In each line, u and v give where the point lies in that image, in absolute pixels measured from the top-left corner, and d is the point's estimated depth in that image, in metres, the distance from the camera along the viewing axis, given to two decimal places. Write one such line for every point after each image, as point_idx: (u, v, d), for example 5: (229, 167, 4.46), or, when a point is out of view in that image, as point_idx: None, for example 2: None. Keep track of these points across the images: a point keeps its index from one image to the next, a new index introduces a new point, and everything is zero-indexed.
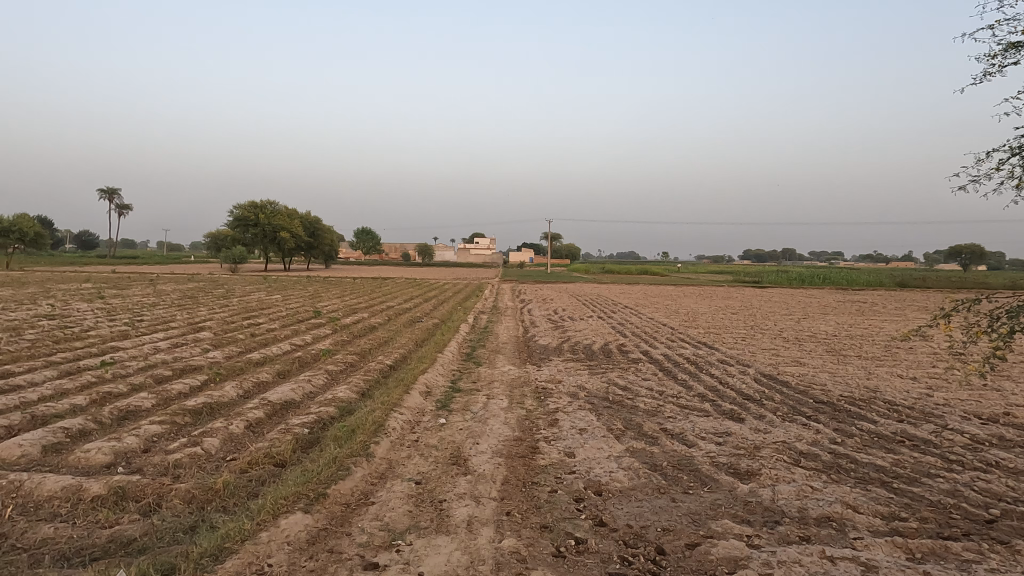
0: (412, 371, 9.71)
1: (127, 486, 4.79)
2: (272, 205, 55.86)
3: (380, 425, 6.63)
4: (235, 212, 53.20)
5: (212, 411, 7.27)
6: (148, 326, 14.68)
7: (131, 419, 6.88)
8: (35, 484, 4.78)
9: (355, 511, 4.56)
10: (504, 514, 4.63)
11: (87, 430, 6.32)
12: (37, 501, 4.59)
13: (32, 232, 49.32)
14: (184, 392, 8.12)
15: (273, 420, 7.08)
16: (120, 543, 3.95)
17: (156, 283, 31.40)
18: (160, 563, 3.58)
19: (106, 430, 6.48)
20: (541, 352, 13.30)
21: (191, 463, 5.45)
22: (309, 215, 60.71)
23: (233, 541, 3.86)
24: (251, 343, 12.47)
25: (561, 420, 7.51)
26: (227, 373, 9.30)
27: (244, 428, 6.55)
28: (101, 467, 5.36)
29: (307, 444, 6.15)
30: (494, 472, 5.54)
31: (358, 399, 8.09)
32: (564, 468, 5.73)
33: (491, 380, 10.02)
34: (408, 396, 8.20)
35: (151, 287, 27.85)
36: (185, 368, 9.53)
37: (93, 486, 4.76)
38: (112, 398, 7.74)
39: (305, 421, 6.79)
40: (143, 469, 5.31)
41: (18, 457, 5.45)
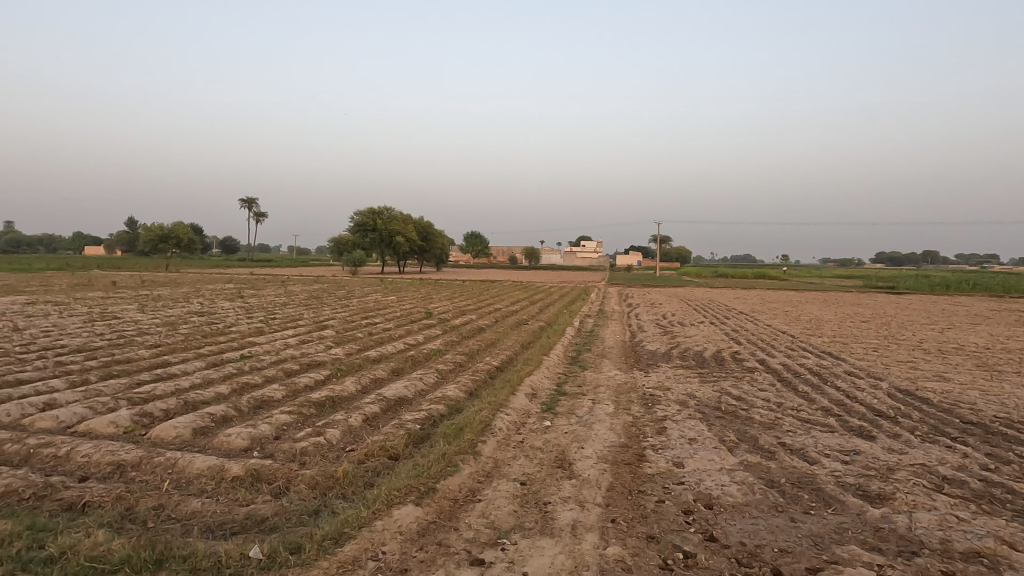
0: (518, 374, 9.83)
1: (261, 469, 5.26)
2: (389, 211, 58.93)
3: (487, 425, 6.79)
4: (355, 218, 56.85)
5: (334, 404, 7.80)
6: (280, 324, 16.06)
7: (265, 408, 7.55)
8: (187, 462, 5.39)
9: (463, 507, 4.70)
10: (609, 521, 4.56)
11: (229, 416, 7.02)
12: (188, 476, 5.17)
13: (186, 237, 55.20)
14: (310, 385, 8.79)
15: (388, 414, 7.47)
16: (256, 521, 4.34)
17: (288, 283, 35.10)
18: (289, 542, 3.88)
19: (244, 416, 7.16)
20: (650, 357, 12.98)
21: (316, 452, 5.88)
22: (421, 220, 63.46)
23: (351, 527, 4.11)
24: (369, 341, 13.25)
25: (669, 429, 7.28)
26: (347, 369, 9.94)
27: (362, 421, 6.96)
28: (240, 450, 5.92)
29: (418, 439, 6.42)
30: (599, 478, 5.47)
31: (466, 399, 8.31)
32: (672, 478, 5.55)
33: (597, 384, 9.92)
34: (515, 398, 8.30)
35: (281, 287, 31.01)
36: (311, 363, 10.31)
37: (233, 467, 5.28)
38: (250, 388, 8.56)
39: (417, 417, 7.10)
40: (275, 454, 5.81)
41: (174, 437, 6.17)
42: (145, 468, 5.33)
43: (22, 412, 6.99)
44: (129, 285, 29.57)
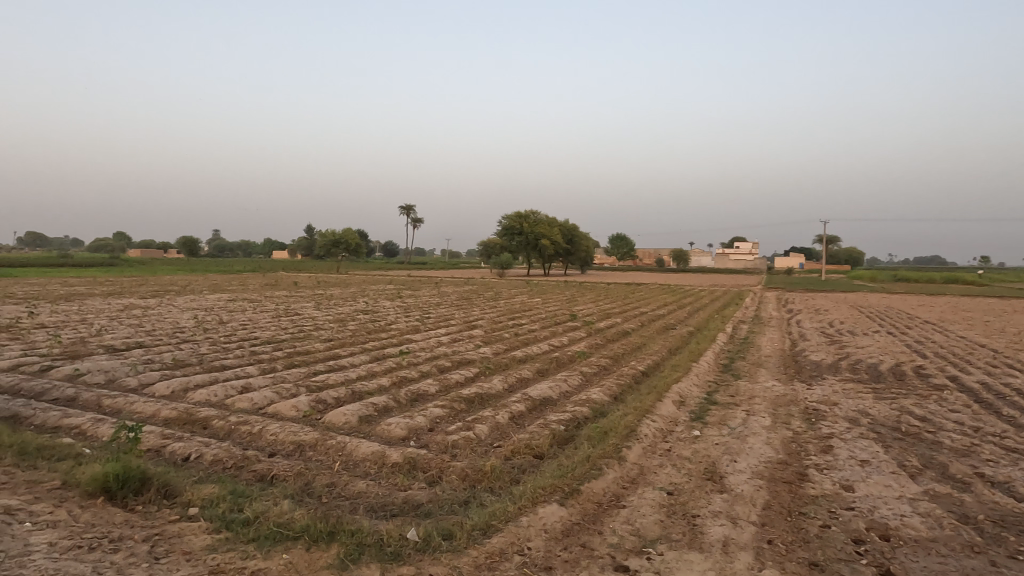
0: (665, 380, 9.52)
1: (417, 458, 5.64)
2: (536, 214, 60.16)
3: (632, 430, 6.66)
4: (503, 222, 58.82)
5: (483, 400, 8.13)
6: (434, 323, 17.10)
7: (420, 401, 8.08)
8: (354, 446, 5.93)
9: (607, 511, 4.66)
10: (765, 542, 4.26)
11: (390, 406, 7.62)
12: (355, 459, 5.70)
13: (355, 242, 60.61)
14: (461, 381, 9.25)
15: (533, 414, 7.63)
16: (412, 505, 4.66)
17: (441, 285, 37.26)
18: (442, 528, 4.11)
19: (402, 407, 7.73)
20: (813, 368, 11.89)
21: (466, 445, 6.18)
22: (567, 222, 63.82)
23: (498, 520, 4.25)
24: (515, 341, 13.63)
25: (837, 448, 6.62)
26: (495, 368, 10.31)
27: (509, 419, 7.18)
28: (399, 439, 6.40)
29: (562, 440, 6.48)
30: (754, 495, 5.12)
31: (611, 402, 8.22)
32: (840, 502, 5.04)
33: (752, 395, 9.30)
34: (661, 404, 8.05)
35: (437, 288, 33.41)
36: (462, 361, 10.85)
37: (393, 454, 5.72)
38: (408, 381, 9.22)
39: (561, 418, 7.16)
40: (429, 445, 6.20)
41: (344, 422, 6.83)
42: (320, 449, 5.97)
43: (227, 393, 8.17)
44: (309, 285, 33.22)
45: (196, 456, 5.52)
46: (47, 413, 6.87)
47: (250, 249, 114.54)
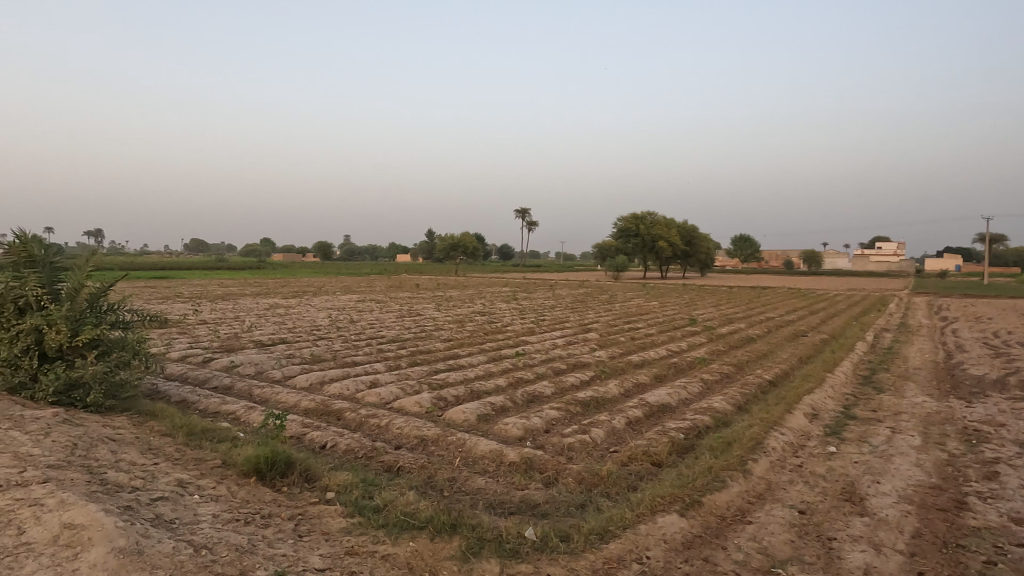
0: (795, 391, 8.89)
1: (534, 459, 5.71)
2: (653, 216, 58.71)
3: (759, 443, 6.29)
4: (619, 224, 58.01)
5: (598, 404, 8.07)
6: (549, 325, 17.22)
7: (536, 402, 8.18)
8: (473, 444, 6.13)
9: (731, 526, 4.44)
10: (915, 574, 3.85)
11: (506, 406, 7.79)
12: (475, 456, 5.89)
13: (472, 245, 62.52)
14: (576, 384, 9.24)
15: (651, 420, 7.44)
16: (530, 505, 4.73)
17: (556, 287, 37.38)
18: (559, 529, 4.14)
19: (519, 408, 7.87)
20: (973, 383, 10.56)
21: (582, 448, 6.16)
22: (685, 223, 61.57)
23: (616, 526, 4.20)
24: (631, 345, 13.38)
25: (1004, 475, 5.82)
26: (610, 372, 10.18)
27: (625, 424, 7.06)
28: (516, 438, 6.52)
29: (682, 449, 6.27)
30: (901, 521, 4.65)
31: (734, 412, 7.83)
32: (1008, 536, 4.44)
33: (897, 411, 8.43)
34: (791, 416, 7.54)
35: (552, 291, 33.63)
36: (577, 364, 10.83)
37: (510, 454, 5.84)
38: (524, 382, 9.36)
39: (680, 426, 6.93)
40: (546, 446, 6.26)
41: (464, 420, 7.08)
42: (441, 444, 6.23)
43: (357, 387, 8.78)
44: (430, 287, 34.77)
45: (331, 445, 5.98)
46: (209, 400, 7.76)
47: (377, 252, 121.86)
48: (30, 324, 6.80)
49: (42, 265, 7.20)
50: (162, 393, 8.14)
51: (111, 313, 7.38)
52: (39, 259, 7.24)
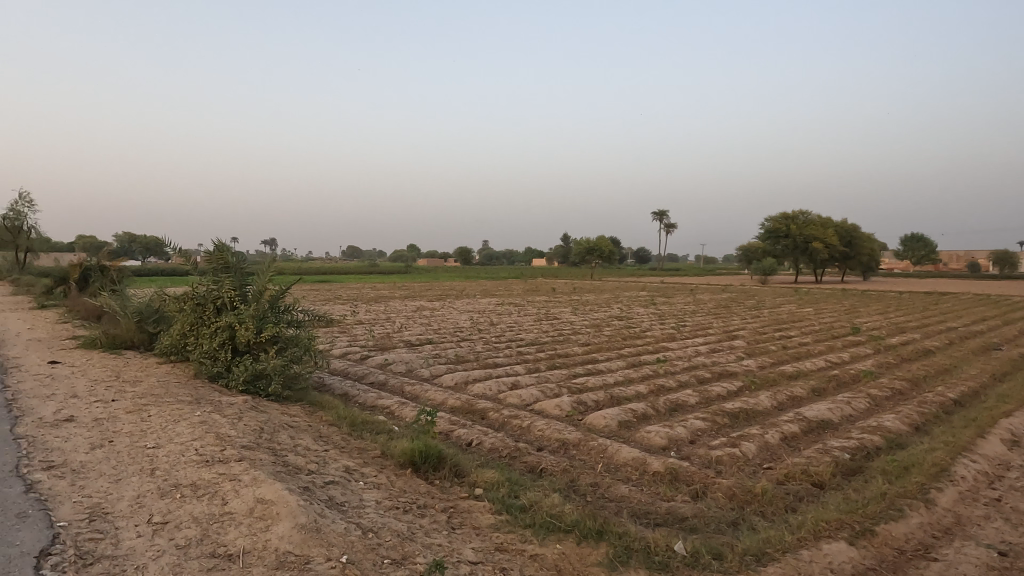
0: (988, 412, 7.71)
1: (680, 470, 5.50)
2: (806, 215, 54.28)
3: (943, 469, 5.54)
4: (766, 225, 54.38)
5: (748, 417, 7.58)
6: (691, 331, 16.52)
7: (680, 411, 7.87)
8: (615, 450, 6.05)
9: (912, 562, 3.95)
10: None
11: (648, 414, 7.59)
12: (617, 463, 5.81)
13: (608, 249, 61.96)
14: (723, 394, 8.76)
15: (809, 437, 6.85)
16: (676, 518, 4.56)
17: (698, 292, 35.79)
18: (710, 546, 3.94)
19: (661, 416, 7.63)
20: None
21: (731, 463, 5.83)
22: (844, 222, 56.15)
23: (773, 549, 3.92)
24: (784, 355, 12.42)
25: None
26: (761, 383, 9.52)
27: (780, 440, 6.57)
28: (659, 448, 6.33)
29: (848, 470, 5.69)
30: None
31: (910, 433, 6.96)
32: None
33: None
34: (983, 442, 6.54)
35: (694, 295, 32.30)
36: (723, 373, 10.26)
37: (654, 463, 5.68)
38: (666, 390, 9.05)
39: (845, 446, 6.30)
40: (692, 458, 6.00)
41: (605, 426, 7.02)
42: (583, 449, 6.22)
43: (499, 388, 9.05)
44: (567, 292, 34.94)
45: (477, 443, 6.21)
46: (367, 394, 8.43)
47: (513, 257, 125.26)
48: (226, 322, 7.84)
49: (235, 270, 8.27)
50: (328, 386, 8.99)
51: (287, 312, 8.28)
52: (232, 265, 8.32)
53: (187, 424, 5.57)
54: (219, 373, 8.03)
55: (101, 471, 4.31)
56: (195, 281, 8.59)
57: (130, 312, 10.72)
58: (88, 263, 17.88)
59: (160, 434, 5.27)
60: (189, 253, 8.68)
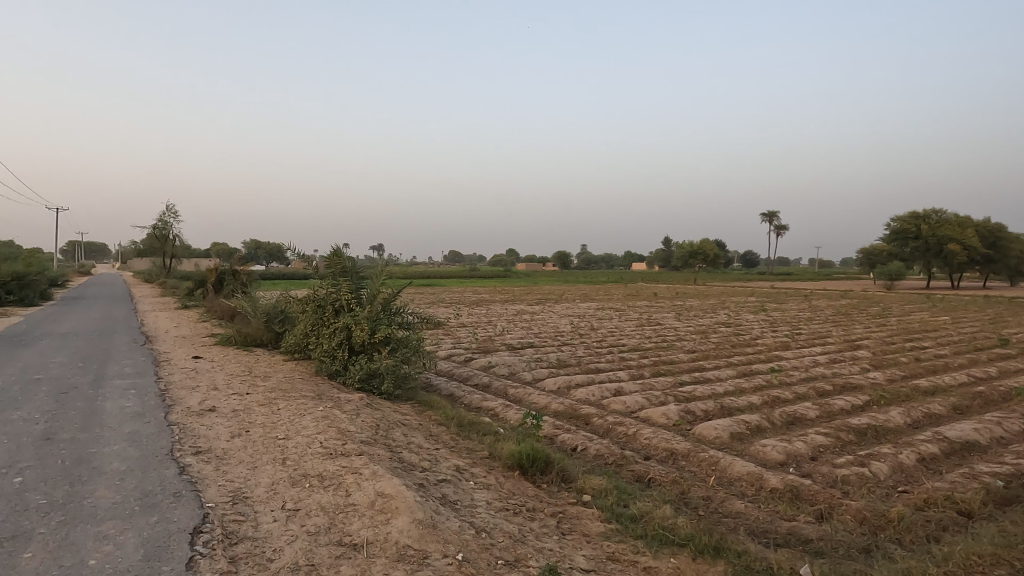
0: None
1: (801, 488, 5.15)
2: (940, 214, 49.40)
3: None
4: (892, 226, 50.10)
5: (878, 434, 6.96)
6: (807, 339, 15.48)
7: (798, 425, 7.38)
8: (728, 463, 5.77)
9: None
10: None
11: (763, 427, 7.18)
12: (730, 477, 5.54)
13: (712, 252, 59.59)
14: (847, 409, 8.11)
15: (952, 460, 6.17)
16: (799, 539, 4.27)
17: (813, 298, 33.56)
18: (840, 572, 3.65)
19: (777, 430, 7.19)
20: None
21: (860, 483, 5.37)
22: (987, 222, 50.54)
23: None
24: (917, 367, 11.31)
25: None
26: (891, 398, 8.72)
27: (917, 461, 5.97)
28: (777, 463, 5.97)
29: (1001, 500, 5.07)
30: None
31: None
32: None
33: None
34: None
35: (808, 301, 30.35)
36: (846, 386, 9.51)
37: (772, 479, 5.36)
38: (781, 402, 8.53)
39: (997, 471, 5.61)
40: (813, 475, 5.60)
41: (715, 437, 6.73)
42: (693, 460, 5.99)
43: (603, 394, 8.93)
44: (669, 296, 33.99)
45: (582, 448, 6.17)
46: (472, 396, 8.62)
47: (612, 261, 123.82)
48: (343, 323, 8.33)
49: (351, 274, 8.75)
50: (435, 387, 9.28)
51: (398, 314, 8.65)
52: (349, 269, 8.81)
53: (312, 418, 5.97)
54: (337, 371, 8.54)
55: (240, 458, 4.71)
56: (316, 284, 9.20)
57: (260, 312, 11.68)
58: (223, 268, 19.70)
59: (288, 426, 5.68)
60: (310, 258, 9.31)
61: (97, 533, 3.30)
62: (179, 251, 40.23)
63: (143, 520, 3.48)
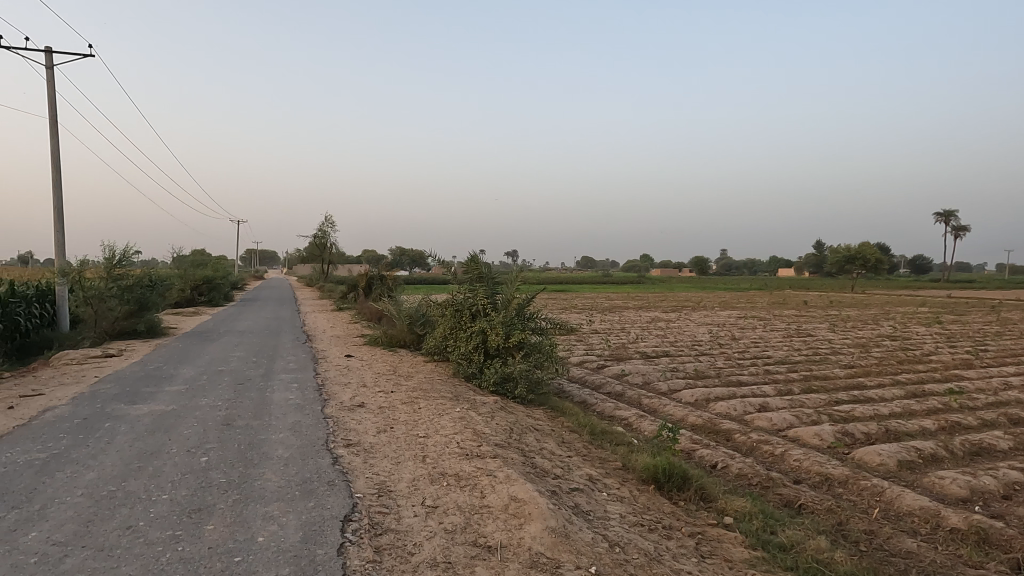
0: None
1: (990, 531, 4.44)
2: None
3: None
4: None
5: None
6: (996, 357, 13.36)
7: (985, 457, 6.37)
8: (895, 495, 5.13)
9: None
10: None
11: (939, 456, 6.30)
12: (898, 511, 4.91)
13: (873, 257, 53.79)
14: None
15: None
16: None
17: (1004, 310, 28.90)
18: None
19: (957, 460, 6.27)
20: None
21: None
22: None
23: None
24: None
25: None
26: None
27: None
28: (958, 499, 5.20)
29: None
30: None
31: None
32: None
33: None
34: None
35: (995, 313, 26.31)
36: None
37: (952, 517, 4.67)
38: (962, 429, 7.43)
39: None
40: (1007, 518, 4.80)
41: (879, 464, 6.02)
42: (852, 488, 5.40)
43: (746, 409, 8.36)
44: (823, 305, 31.11)
45: (723, 466, 5.81)
46: (605, 404, 8.49)
47: (756, 266, 116.37)
48: (479, 327, 8.60)
49: (487, 279, 9.00)
50: (568, 394, 9.26)
51: (532, 320, 8.72)
52: (485, 274, 9.05)
53: (450, 419, 6.21)
54: (473, 374, 8.84)
55: (385, 453, 5.01)
56: (455, 289, 9.59)
57: (404, 316, 12.43)
58: (373, 273, 21.27)
59: (428, 425, 5.96)
60: (450, 264, 9.73)
61: (265, 513, 3.67)
62: (336, 257, 44.08)
63: (302, 504, 3.82)
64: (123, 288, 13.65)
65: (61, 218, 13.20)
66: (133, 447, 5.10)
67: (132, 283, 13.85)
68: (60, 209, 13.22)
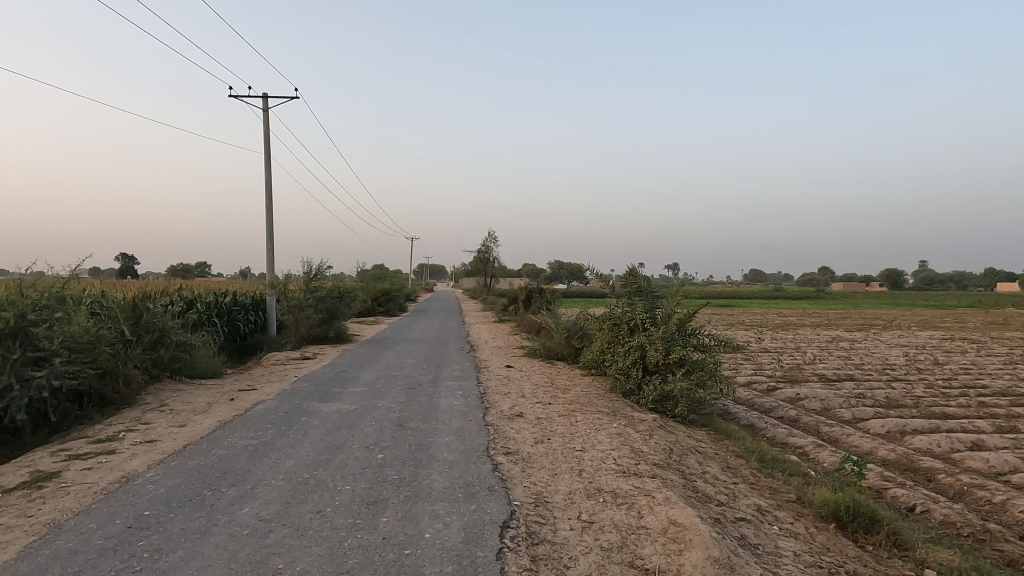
0: None
1: None
2: None
3: None
4: None
5: None
6: None
7: None
8: None
9: None
10: None
11: None
12: None
13: None
14: None
15: None
16: None
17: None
18: None
19: None
20: None
21: None
22: None
23: None
24: None
25: None
26: None
27: None
28: None
29: None
30: None
31: None
32: None
33: None
34: None
35: None
36: None
37: None
38: None
39: None
40: None
41: None
42: None
43: (952, 445, 7.19)
44: None
45: (923, 510, 5.05)
46: (776, 429, 7.82)
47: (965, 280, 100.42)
48: (639, 342, 8.43)
49: (646, 293, 8.79)
50: (733, 416, 8.68)
51: (695, 336, 8.31)
52: (644, 288, 8.85)
53: (606, 434, 6.14)
54: (632, 390, 8.66)
55: (543, 464, 5.09)
56: (614, 303, 9.50)
57: (562, 328, 12.58)
58: (533, 287, 21.83)
59: (584, 439, 5.95)
60: (608, 278, 9.65)
61: (432, 511, 3.91)
62: (497, 271, 45.91)
63: (465, 507, 4.01)
64: (316, 299, 15.47)
65: (271, 238, 15.38)
66: (324, 439, 5.76)
67: (324, 295, 15.66)
68: (271, 230, 15.40)
